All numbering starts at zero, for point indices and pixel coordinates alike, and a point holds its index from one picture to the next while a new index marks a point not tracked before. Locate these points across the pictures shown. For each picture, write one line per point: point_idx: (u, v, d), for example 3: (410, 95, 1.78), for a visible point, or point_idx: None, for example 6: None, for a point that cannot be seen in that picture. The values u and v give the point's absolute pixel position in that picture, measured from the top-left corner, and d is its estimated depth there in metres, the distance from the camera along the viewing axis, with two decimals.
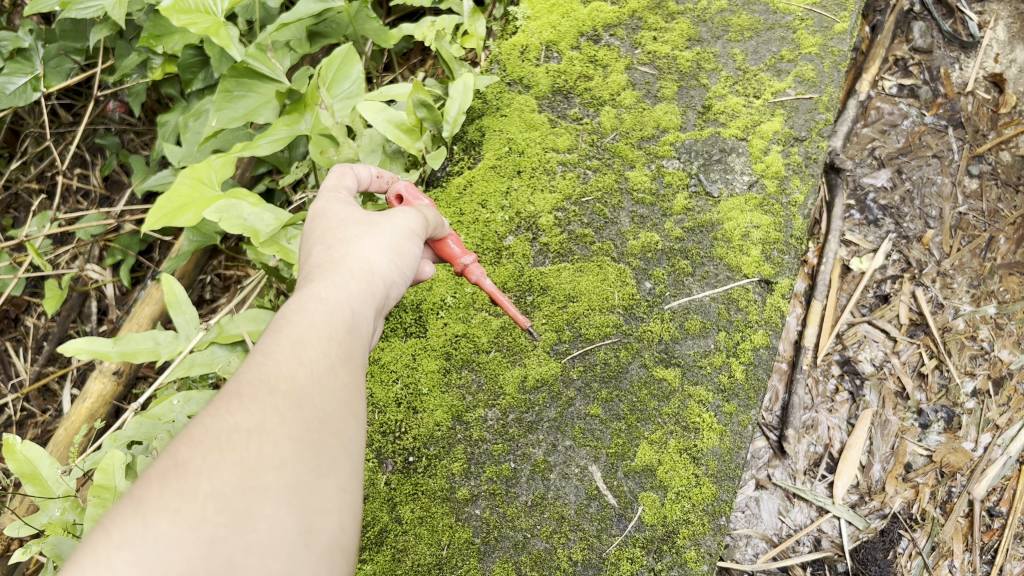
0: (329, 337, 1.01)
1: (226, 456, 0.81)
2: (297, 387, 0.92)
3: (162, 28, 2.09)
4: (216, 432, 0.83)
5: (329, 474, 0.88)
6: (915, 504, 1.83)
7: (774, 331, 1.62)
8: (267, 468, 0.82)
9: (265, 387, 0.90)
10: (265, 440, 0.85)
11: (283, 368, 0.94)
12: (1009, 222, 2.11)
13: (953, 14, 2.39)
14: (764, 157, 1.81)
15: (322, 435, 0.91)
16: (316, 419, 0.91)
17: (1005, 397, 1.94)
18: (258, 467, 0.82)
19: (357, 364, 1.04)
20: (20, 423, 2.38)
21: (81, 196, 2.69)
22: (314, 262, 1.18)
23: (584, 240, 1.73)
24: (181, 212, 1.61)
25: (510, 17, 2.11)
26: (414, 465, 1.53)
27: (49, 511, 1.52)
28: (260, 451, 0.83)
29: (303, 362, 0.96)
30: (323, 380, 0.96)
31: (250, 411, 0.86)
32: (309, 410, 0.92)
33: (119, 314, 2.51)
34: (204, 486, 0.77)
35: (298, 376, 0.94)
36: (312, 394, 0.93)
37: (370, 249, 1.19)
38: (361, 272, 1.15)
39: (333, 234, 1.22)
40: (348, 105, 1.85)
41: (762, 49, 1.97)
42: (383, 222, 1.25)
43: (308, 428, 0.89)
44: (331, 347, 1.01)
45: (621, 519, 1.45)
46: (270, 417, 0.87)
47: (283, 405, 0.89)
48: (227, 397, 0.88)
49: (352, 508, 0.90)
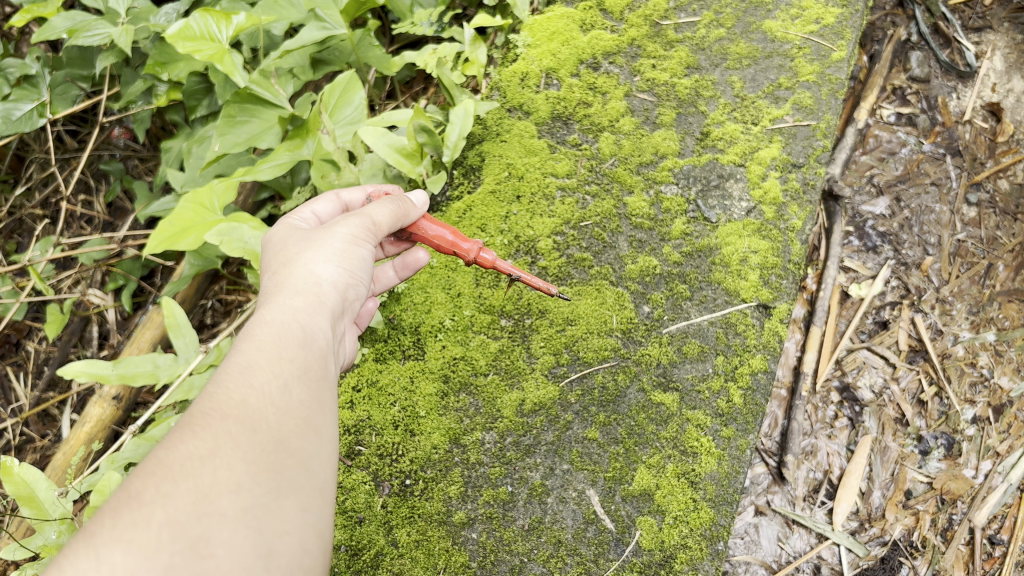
0: (279, 359, 1.03)
1: (180, 484, 0.80)
2: (250, 409, 0.93)
3: (167, 55, 2.13)
4: (169, 461, 0.82)
5: (289, 495, 0.89)
6: (916, 532, 1.81)
7: (772, 356, 1.62)
8: (222, 493, 0.82)
9: (218, 413, 0.90)
10: (220, 465, 0.84)
11: (235, 393, 0.94)
12: (1007, 249, 2.12)
13: (950, 44, 2.42)
14: (762, 183, 1.82)
15: (279, 456, 0.91)
16: (271, 441, 0.92)
17: (1005, 425, 1.94)
18: (213, 493, 0.81)
19: (313, 381, 1.05)
20: (19, 448, 2.38)
21: (84, 221, 2.70)
22: (263, 287, 1.21)
23: (582, 264, 1.74)
24: (182, 236, 1.64)
25: (511, 45, 2.14)
26: (410, 488, 1.52)
27: (44, 534, 1.53)
28: (214, 476, 0.83)
29: (254, 385, 0.97)
30: (276, 401, 0.97)
31: (202, 438, 0.86)
32: (264, 432, 0.92)
33: (119, 339, 2.51)
34: (159, 515, 0.76)
35: (250, 398, 0.94)
36: (265, 415, 0.94)
37: (315, 263, 1.21)
38: (310, 291, 1.17)
39: (278, 260, 1.25)
40: (349, 131, 1.86)
41: (760, 77, 1.99)
42: (325, 234, 1.26)
43: (264, 450, 0.90)
44: (284, 368, 1.02)
45: (618, 544, 1.44)
46: (223, 443, 0.87)
47: (235, 430, 0.90)
48: (180, 427, 0.88)
49: (315, 526, 0.90)
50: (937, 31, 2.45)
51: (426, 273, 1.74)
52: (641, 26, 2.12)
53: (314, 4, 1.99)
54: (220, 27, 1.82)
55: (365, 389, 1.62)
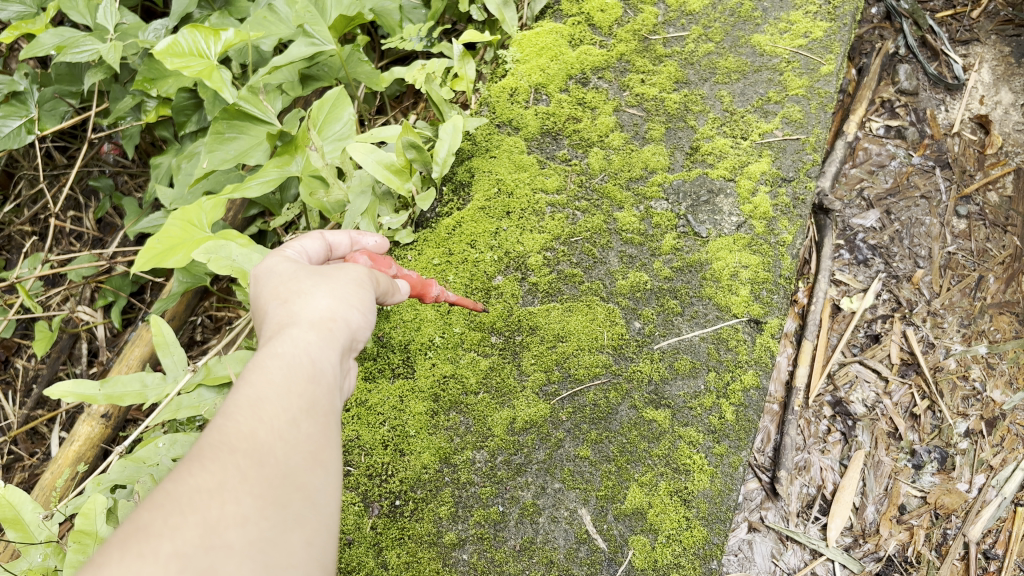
0: (290, 390, 0.94)
1: (187, 516, 0.75)
2: (259, 442, 0.86)
3: (156, 71, 2.10)
4: (176, 493, 0.76)
5: (295, 529, 0.84)
6: (910, 547, 1.80)
7: (764, 372, 1.61)
8: (229, 526, 0.77)
9: (226, 446, 0.84)
10: (227, 499, 0.79)
11: (243, 427, 0.87)
12: (997, 261, 2.12)
13: (938, 57, 2.42)
14: (752, 199, 1.81)
15: (286, 490, 0.85)
16: (279, 475, 0.86)
17: (998, 438, 1.92)
18: (220, 526, 0.76)
19: (323, 414, 0.96)
20: (7, 467, 2.36)
21: (74, 238, 2.71)
22: (267, 317, 1.10)
23: (572, 280, 1.73)
24: (170, 253, 1.58)
25: (500, 60, 2.14)
26: (400, 509, 1.50)
27: (29, 557, 1.50)
28: (222, 509, 0.78)
29: (264, 418, 0.89)
30: (286, 434, 0.89)
31: (210, 470, 0.80)
32: (272, 466, 0.85)
33: (109, 356, 2.50)
34: (165, 547, 0.72)
35: (259, 431, 0.87)
36: (273, 449, 0.87)
37: (326, 297, 1.11)
38: (321, 321, 1.06)
39: (286, 289, 1.13)
40: (337, 147, 1.82)
41: (748, 91, 1.99)
42: (336, 272, 1.17)
43: (272, 483, 0.84)
44: (294, 400, 0.93)
45: (610, 564, 1.42)
46: (231, 476, 0.81)
47: (244, 463, 0.83)
48: (187, 459, 0.81)
49: (320, 561, 0.86)
50: (925, 44, 2.46)
51: None
52: (630, 41, 2.12)
53: (303, 20, 1.97)
54: (209, 43, 1.80)
55: (355, 408, 1.61)
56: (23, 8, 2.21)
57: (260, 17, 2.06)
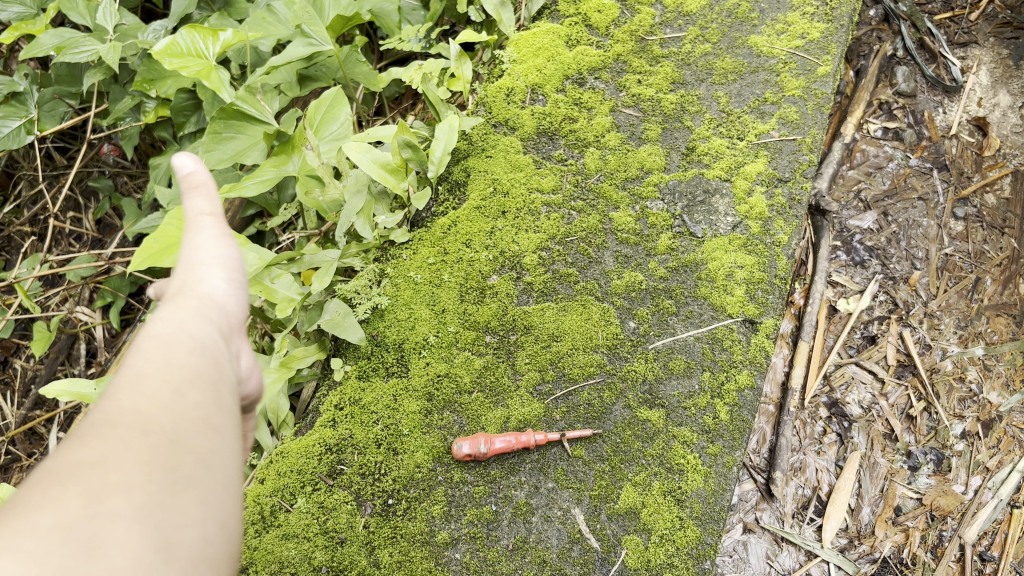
0: (174, 357, 0.73)
1: (72, 484, 0.58)
2: (142, 411, 0.65)
3: (155, 72, 2.10)
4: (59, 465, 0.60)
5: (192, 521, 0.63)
6: (905, 549, 1.79)
7: (759, 372, 1.60)
8: (123, 497, 0.59)
9: (103, 420, 0.63)
10: (111, 470, 0.59)
11: (121, 397, 0.66)
12: (995, 263, 2.12)
13: (936, 59, 2.43)
14: (747, 199, 1.81)
15: (176, 472, 0.64)
16: (167, 454, 0.64)
17: (994, 439, 1.92)
18: (109, 495, 0.58)
19: (211, 376, 0.73)
20: (4, 467, 2.36)
21: (74, 238, 2.72)
22: None
23: (567, 279, 1.73)
24: (166, 255, 1.58)
25: (497, 60, 2.14)
26: (393, 508, 1.49)
27: None
28: (108, 479, 0.59)
29: (144, 387, 0.68)
30: (173, 403, 0.68)
31: (90, 442, 0.61)
32: (154, 444, 0.64)
33: (107, 357, 2.51)
34: (49, 518, 0.55)
35: (142, 400, 0.66)
36: (160, 422, 0.66)
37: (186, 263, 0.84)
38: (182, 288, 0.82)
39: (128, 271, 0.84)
40: (335, 147, 1.81)
41: (745, 92, 1.98)
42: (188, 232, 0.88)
43: (159, 459, 0.63)
44: (180, 366, 0.73)
45: (603, 563, 1.41)
46: (106, 455, 0.61)
47: (125, 435, 0.62)
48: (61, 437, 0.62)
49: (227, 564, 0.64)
50: (923, 46, 2.46)
51: (410, 290, 1.75)
52: (627, 41, 2.13)
53: (302, 20, 1.97)
54: (208, 43, 1.80)
55: (348, 408, 1.61)
56: (23, 9, 2.21)
57: (259, 17, 2.07)
